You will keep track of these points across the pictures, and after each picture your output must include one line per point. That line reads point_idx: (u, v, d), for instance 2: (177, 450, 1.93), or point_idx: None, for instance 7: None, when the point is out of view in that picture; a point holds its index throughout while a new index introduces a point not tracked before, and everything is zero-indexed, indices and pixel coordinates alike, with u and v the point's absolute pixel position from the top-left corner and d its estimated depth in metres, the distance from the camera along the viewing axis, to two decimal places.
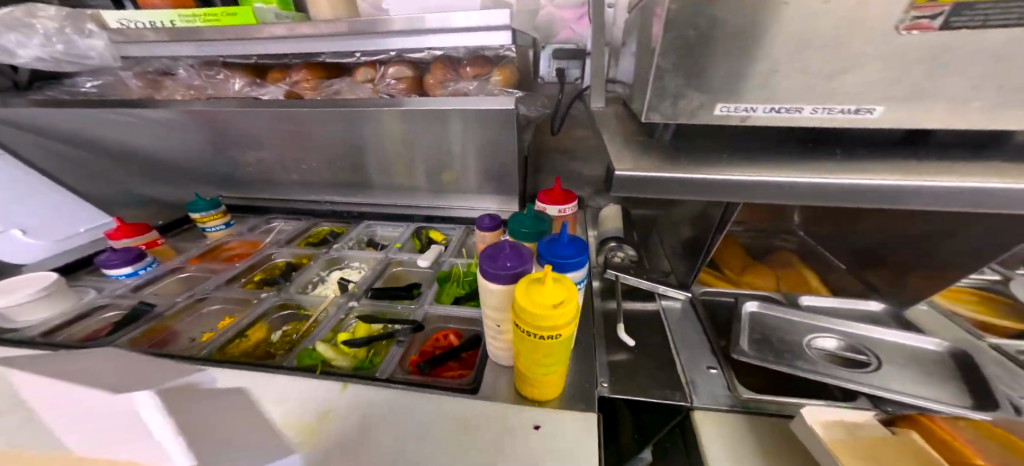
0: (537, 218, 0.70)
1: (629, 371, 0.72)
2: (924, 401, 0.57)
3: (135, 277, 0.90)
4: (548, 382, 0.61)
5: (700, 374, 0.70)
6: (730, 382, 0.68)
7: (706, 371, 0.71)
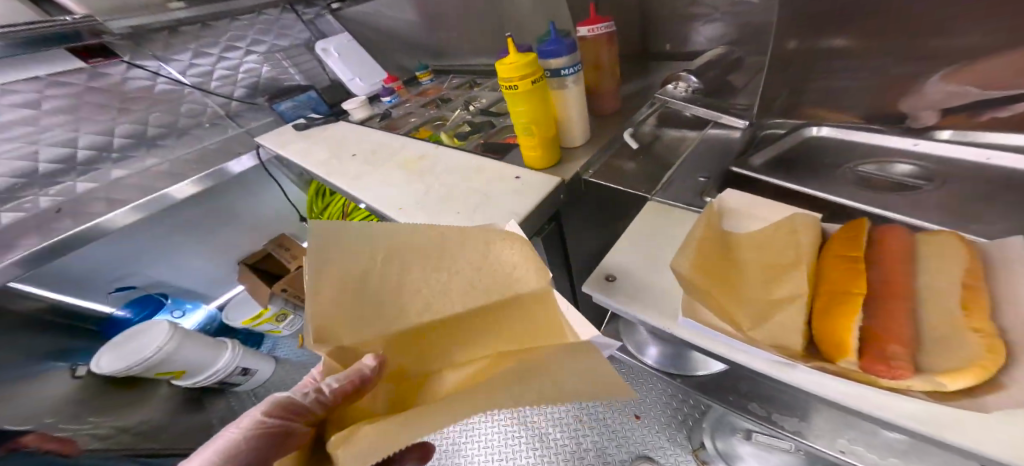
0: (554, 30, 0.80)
1: (620, 170, 0.81)
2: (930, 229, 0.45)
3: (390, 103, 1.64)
4: (538, 147, 0.78)
5: (685, 179, 0.69)
6: (709, 188, 0.66)
7: (693, 177, 0.69)
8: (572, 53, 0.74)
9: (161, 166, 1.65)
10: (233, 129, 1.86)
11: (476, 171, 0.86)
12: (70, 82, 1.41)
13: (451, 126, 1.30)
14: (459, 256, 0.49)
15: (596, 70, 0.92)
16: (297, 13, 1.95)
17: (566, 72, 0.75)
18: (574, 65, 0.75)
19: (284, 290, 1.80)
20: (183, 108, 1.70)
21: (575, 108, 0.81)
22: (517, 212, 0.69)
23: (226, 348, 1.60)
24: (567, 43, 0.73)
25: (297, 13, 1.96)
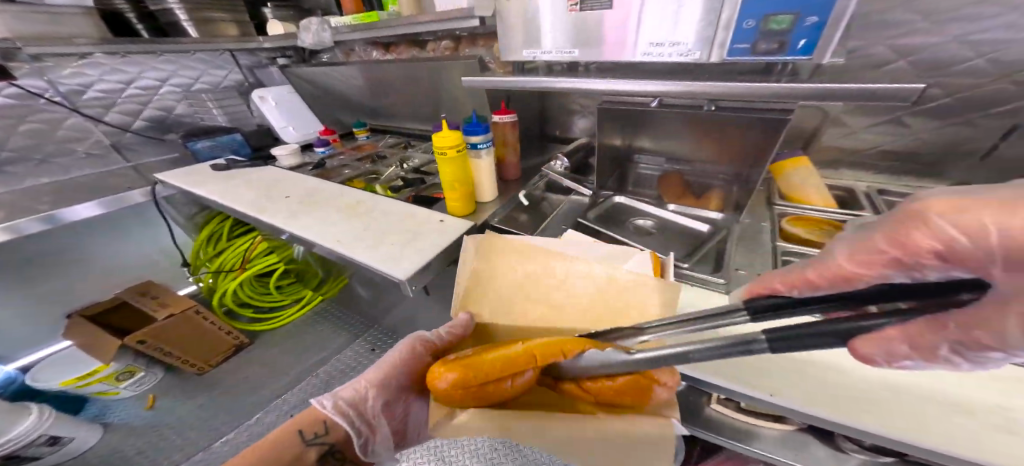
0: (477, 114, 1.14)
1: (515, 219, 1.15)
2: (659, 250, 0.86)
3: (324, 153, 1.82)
4: (459, 198, 1.08)
5: (553, 226, 1.05)
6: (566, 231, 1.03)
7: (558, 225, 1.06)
8: (485, 134, 1.07)
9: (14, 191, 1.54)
10: (119, 163, 1.84)
11: (407, 215, 1.10)
12: None
13: (385, 180, 1.55)
14: (547, 285, 0.67)
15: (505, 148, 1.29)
16: (237, 60, 2.09)
17: (481, 146, 1.08)
18: (487, 142, 1.08)
19: (138, 342, 1.43)
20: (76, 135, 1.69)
21: (487, 172, 1.13)
22: (440, 245, 0.95)
23: (29, 417, 1.24)
24: (482, 128, 1.06)
25: (238, 61, 2.10)
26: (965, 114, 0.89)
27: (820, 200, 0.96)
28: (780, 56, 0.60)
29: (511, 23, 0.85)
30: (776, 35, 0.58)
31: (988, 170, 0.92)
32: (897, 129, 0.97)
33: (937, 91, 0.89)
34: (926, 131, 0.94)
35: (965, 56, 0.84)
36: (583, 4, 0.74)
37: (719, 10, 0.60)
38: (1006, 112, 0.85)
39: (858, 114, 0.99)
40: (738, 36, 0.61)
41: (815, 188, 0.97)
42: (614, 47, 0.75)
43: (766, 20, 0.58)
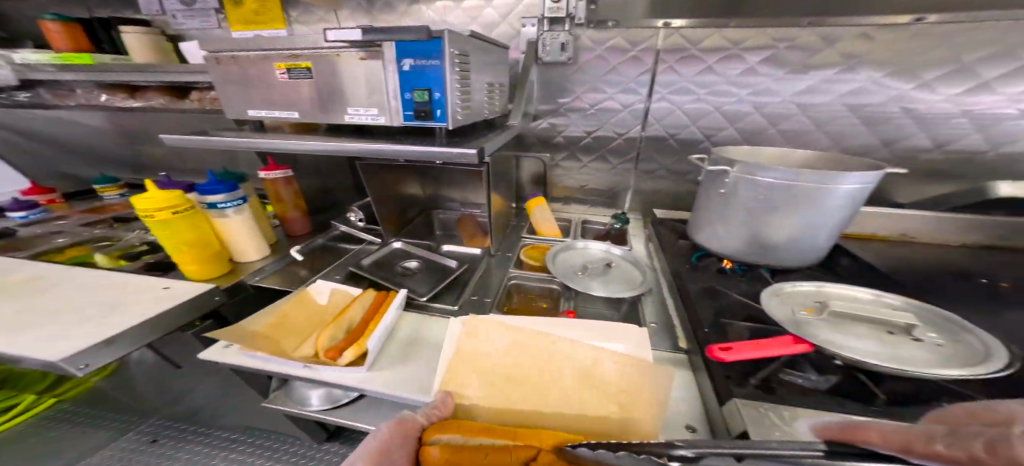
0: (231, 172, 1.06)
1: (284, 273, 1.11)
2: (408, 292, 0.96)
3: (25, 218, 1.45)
4: (193, 262, 0.99)
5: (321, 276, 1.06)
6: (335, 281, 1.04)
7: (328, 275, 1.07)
8: (229, 193, 1.00)
9: None
10: None
11: (115, 288, 0.94)
12: None
13: (117, 248, 1.26)
14: (545, 358, 0.62)
15: (282, 205, 1.20)
16: None
17: (224, 206, 1.00)
18: (231, 201, 1.00)
19: None
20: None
21: (240, 232, 1.06)
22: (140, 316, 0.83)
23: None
24: (224, 187, 0.98)
25: None
26: (620, 158, 1.31)
27: (551, 230, 1.24)
28: (431, 122, 0.70)
29: (219, 85, 0.78)
30: (423, 104, 0.68)
31: (642, 198, 1.36)
32: (592, 172, 1.36)
33: (603, 144, 1.30)
34: (606, 173, 1.35)
35: (608, 121, 1.26)
36: (289, 74, 0.73)
37: (374, 86, 0.70)
38: (637, 157, 1.29)
39: (569, 161, 1.37)
40: (403, 104, 0.70)
41: (549, 222, 1.25)
42: (322, 115, 0.76)
43: (415, 93, 0.68)
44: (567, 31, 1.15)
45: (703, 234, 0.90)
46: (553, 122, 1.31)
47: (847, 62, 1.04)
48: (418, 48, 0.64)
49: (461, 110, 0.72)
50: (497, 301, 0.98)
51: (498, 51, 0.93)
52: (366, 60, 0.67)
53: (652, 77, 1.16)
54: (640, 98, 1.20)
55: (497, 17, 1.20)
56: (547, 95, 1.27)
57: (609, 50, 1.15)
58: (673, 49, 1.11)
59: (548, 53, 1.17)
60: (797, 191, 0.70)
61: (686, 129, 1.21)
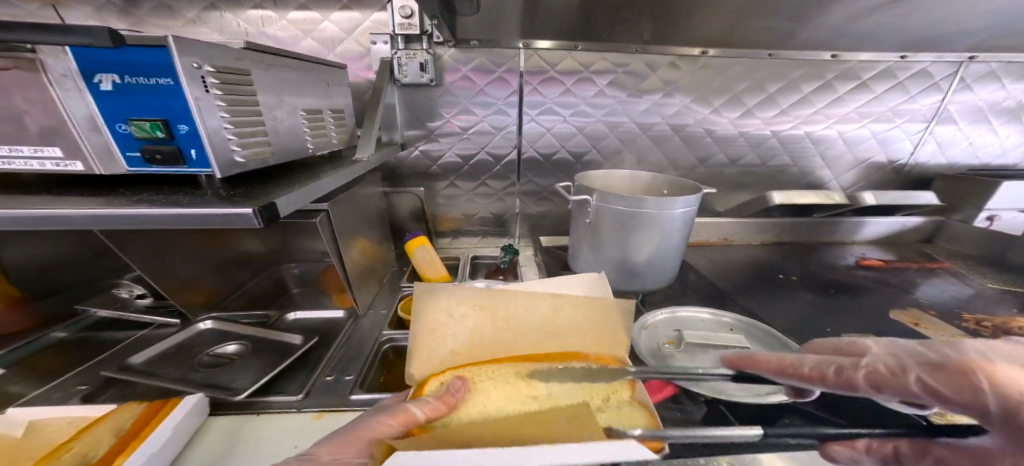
0: None
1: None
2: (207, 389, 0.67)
3: None
4: None
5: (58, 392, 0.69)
6: (86, 394, 0.67)
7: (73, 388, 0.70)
8: None
9: None
10: None
11: None
12: None
13: None
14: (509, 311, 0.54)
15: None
16: None
17: None
18: None
19: None
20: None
21: None
22: None
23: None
24: None
25: None
26: (501, 184, 1.22)
27: (436, 274, 1.06)
28: (182, 167, 0.48)
29: None
30: (159, 143, 0.46)
31: (530, 224, 1.29)
32: (476, 202, 1.24)
33: (483, 171, 1.20)
34: (491, 202, 1.25)
35: (484, 147, 1.17)
36: None
37: (44, 114, 0.44)
38: (519, 182, 1.22)
39: (449, 191, 1.23)
40: (122, 142, 0.47)
41: (435, 264, 1.07)
42: None
43: (134, 125, 0.45)
44: (425, 49, 1.02)
45: (577, 266, 0.85)
46: (425, 149, 1.16)
47: (666, 87, 1.14)
48: (118, 57, 0.42)
49: (236, 147, 0.51)
50: (364, 374, 0.74)
51: (323, 69, 0.75)
52: (8, 71, 0.42)
53: (520, 99, 1.11)
54: (512, 120, 1.13)
55: (339, 31, 1.02)
56: (412, 120, 1.12)
57: (472, 72, 1.07)
58: (535, 71, 1.08)
59: (406, 74, 1.04)
60: (647, 216, 0.69)
61: (559, 151, 1.19)
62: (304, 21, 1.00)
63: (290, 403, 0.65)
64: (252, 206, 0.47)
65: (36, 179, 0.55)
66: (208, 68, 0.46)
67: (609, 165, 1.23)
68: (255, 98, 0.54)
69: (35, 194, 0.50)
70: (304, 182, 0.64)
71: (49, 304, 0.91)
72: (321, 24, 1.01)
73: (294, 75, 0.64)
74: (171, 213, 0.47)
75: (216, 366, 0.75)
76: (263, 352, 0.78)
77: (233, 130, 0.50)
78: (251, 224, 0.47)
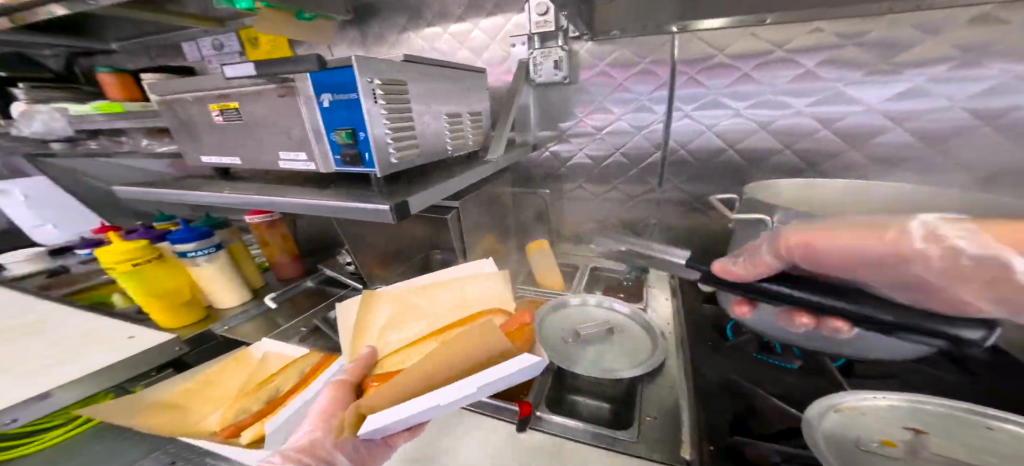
0: (209, 217, 1.02)
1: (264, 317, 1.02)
2: None
3: (89, 255, 1.41)
4: (163, 311, 0.90)
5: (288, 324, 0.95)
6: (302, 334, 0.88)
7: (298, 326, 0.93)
8: (198, 240, 0.89)
9: None
10: None
11: (73, 338, 0.86)
12: None
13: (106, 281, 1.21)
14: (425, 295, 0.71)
15: (270, 250, 1.15)
16: None
17: (191, 254, 0.89)
18: (202, 249, 0.89)
19: None
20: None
21: (213, 279, 0.95)
22: (90, 368, 0.75)
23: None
24: (195, 234, 0.88)
25: None
26: (636, 189, 1.09)
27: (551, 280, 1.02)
28: (361, 168, 0.58)
29: (173, 131, 0.75)
30: (348, 147, 0.56)
31: (666, 238, 1.12)
32: (604, 208, 1.15)
33: (615, 174, 1.09)
34: (622, 210, 1.13)
35: (620, 148, 1.06)
36: (222, 116, 0.65)
37: (300, 129, 0.59)
38: (659, 188, 1.06)
39: (576, 194, 1.17)
40: (331, 149, 0.58)
41: (552, 270, 1.04)
42: (264, 161, 0.66)
43: (338, 134, 0.56)
44: (560, 46, 1.00)
45: (729, 303, 0.67)
46: (555, 149, 1.14)
47: (955, 56, 0.73)
48: (335, 80, 0.52)
49: (393, 151, 0.58)
50: None
51: (466, 76, 0.81)
52: (285, 98, 0.57)
53: (670, 92, 0.95)
54: (657, 118, 0.99)
55: (486, 39, 1.09)
56: (545, 120, 1.12)
57: (610, 66, 0.98)
58: (695, 59, 0.90)
59: (541, 74, 1.03)
60: (870, 249, 0.46)
61: (723, 152, 0.96)
62: (458, 35, 1.12)
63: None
64: (390, 204, 0.53)
65: (289, 175, 0.78)
66: (378, 82, 0.53)
67: (807, 172, 0.90)
68: (408, 103, 0.61)
69: (290, 186, 0.71)
70: (439, 181, 0.69)
71: (307, 262, 1.29)
72: (471, 35, 1.10)
73: (444, 86, 0.71)
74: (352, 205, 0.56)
75: None
76: None
77: (390, 134, 0.57)
78: (391, 220, 0.53)
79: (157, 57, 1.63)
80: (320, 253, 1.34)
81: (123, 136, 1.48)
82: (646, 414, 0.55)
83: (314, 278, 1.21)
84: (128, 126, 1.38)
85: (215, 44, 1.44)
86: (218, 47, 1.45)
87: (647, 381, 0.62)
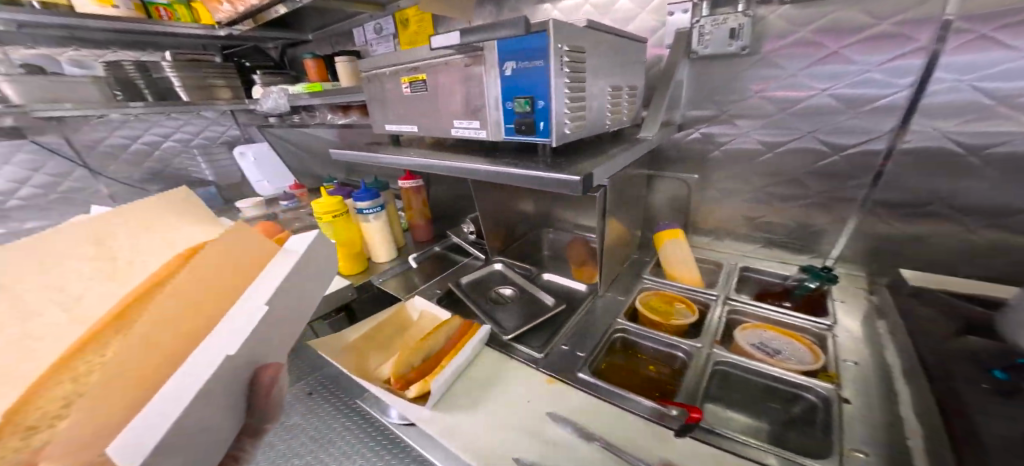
0: (377, 181, 1.24)
1: (408, 275, 1.15)
2: (484, 318, 0.84)
3: (287, 206, 1.80)
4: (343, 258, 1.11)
5: (428, 288, 1.05)
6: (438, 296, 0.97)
7: (435, 288, 1.04)
8: (373, 199, 1.10)
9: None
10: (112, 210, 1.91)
11: None
12: None
13: (297, 229, 1.53)
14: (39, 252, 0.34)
15: (412, 211, 1.32)
16: (234, 117, 2.22)
17: (368, 211, 1.10)
18: (374, 207, 1.10)
19: None
20: (49, 179, 1.72)
21: (378, 233, 1.15)
22: None
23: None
24: (370, 194, 1.09)
25: (235, 117, 2.22)
26: (829, 184, 0.87)
27: (681, 273, 0.89)
28: (533, 137, 0.59)
29: (370, 102, 0.94)
30: (525, 115, 0.60)
31: (865, 247, 0.87)
32: (772, 203, 0.95)
33: (805, 163, 0.88)
34: (795, 207, 0.92)
35: (816, 129, 0.85)
36: (412, 87, 0.79)
37: (477, 97, 0.65)
38: (878, 182, 0.81)
39: (731, 183, 0.99)
40: (505, 117, 0.63)
41: (686, 264, 0.89)
42: (439, 128, 0.77)
43: (518, 103, 0.59)
44: (740, 12, 0.83)
45: None
46: (708, 131, 0.98)
47: None
48: (523, 46, 0.55)
49: (567, 122, 0.58)
50: (593, 354, 0.72)
51: (631, 48, 0.74)
52: (470, 66, 0.63)
53: (931, 60, 0.69)
54: (899, 92, 0.74)
55: (633, 8, 0.98)
56: (703, 98, 0.96)
57: (818, 32, 0.78)
58: (992, 10, 0.63)
59: (709, 44, 0.88)
60: None
61: (1013, 140, 0.68)
62: (601, 6, 1.03)
63: (534, 358, 0.73)
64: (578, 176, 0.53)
65: (453, 148, 0.86)
66: (565, 47, 0.54)
67: None
68: (585, 69, 0.59)
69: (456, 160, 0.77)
70: (604, 156, 0.66)
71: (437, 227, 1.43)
72: (617, 5, 1.00)
73: (611, 57, 0.66)
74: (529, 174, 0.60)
75: (495, 300, 0.93)
76: (525, 302, 0.91)
77: (568, 101, 0.57)
78: (579, 191, 0.54)
79: (332, 45, 1.95)
80: (447, 221, 1.46)
81: (315, 110, 1.87)
82: (852, 448, 0.46)
83: (440, 245, 1.32)
84: (314, 101, 1.69)
85: (375, 28, 1.66)
86: (377, 31, 1.67)
87: (845, 411, 0.51)
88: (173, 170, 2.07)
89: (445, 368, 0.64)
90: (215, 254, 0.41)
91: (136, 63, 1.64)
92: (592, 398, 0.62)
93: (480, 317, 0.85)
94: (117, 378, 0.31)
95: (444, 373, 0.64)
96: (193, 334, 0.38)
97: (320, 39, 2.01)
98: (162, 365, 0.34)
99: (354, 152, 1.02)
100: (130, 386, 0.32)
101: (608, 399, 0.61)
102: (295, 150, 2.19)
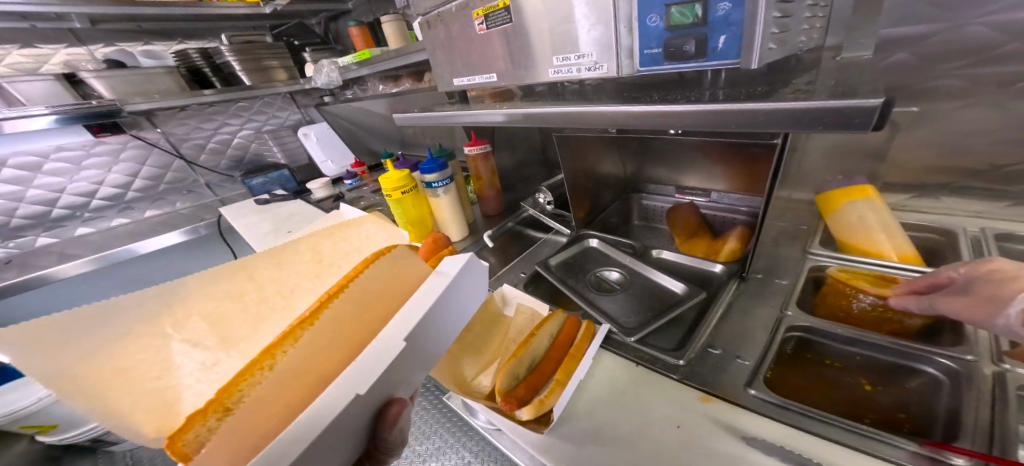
0: (442, 148, 1.09)
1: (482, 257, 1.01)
2: (592, 311, 0.67)
3: (352, 185, 1.76)
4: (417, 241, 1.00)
5: (511, 273, 0.89)
6: (526, 282, 0.82)
7: (518, 272, 0.88)
8: (441, 171, 0.95)
9: (129, 224, 1.83)
10: (208, 197, 2.07)
11: None
12: (78, 148, 1.64)
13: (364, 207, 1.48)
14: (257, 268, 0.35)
15: (480, 182, 1.15)
16: (295, 101, 2.23)
17: (436, 185, 0.96)
18: (442, 180, 0.96)
19: None
20: (156, 172, 1.87)
21: (448, 210, 1.01)
22: None
23: None
24: (438, 164, 0.95)
25: (295, 101, 2.23)
26: None
27: (893, 250, 0.62)
28: (700, 62, 0.40)
29: (432, 54, 0.76)
30: (687, 30, 0.39)
31: None
32: None
33: None
34: None
35: None
36: (487, 22, 0.61)
37: (597, 13, 0.46)
38: None
39: (963, 123, 0.63)
40: (645, 38, 0.43)
41: (882, 232, 0.63)
42: (528, 73, 0.60)
43: (670, 11, 0.40)
44: None
45: None
46: (922, 53, 0.61)
47: None
48: None
49: (772, 33, 0.37)
50: (762, 358, 0.51)
51: None
52: None
53: None
54: None
55: None
56: (919, 5, 0.59)
57: None
58: None
59: None
60: None
61: None
62: None
63: (672, 366, 0.55)
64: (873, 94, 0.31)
65: (543, 98, 0.66)
66: None
67: None
68: None
69: (557, 114, 0.60)
70: (802, 87, 0.44)
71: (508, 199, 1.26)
72: None
73: None
74: (679, 109, 0.45)
75: (602, 287, 0.75)
76: (643, 288, 0.72)
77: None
78: (858, 129, 0.33)
79: (374, 11, 1.76)
80: (519, 192, 1.27)
81: (368, 83, 1.75)
82: None
83: (513, 220, 1.14)
84: (364, 72, 1.55)
85: None
86: None
87: None
88: (253, 156, 2.16)
89: (567, 384, 0.51)
90: (381, 270, 0.36)
91: (198, 50, 1.67)
92: (774, 425, 0.43)
93: (587, 309, 0.68)
94: (290, 381, 0.29)
95: (564, 393, 0.51)
96: (356, 347, 0.33)
97: (360, 8, 1.83)
98: (326, 372, 0.31)
99: (416, 114, 0.89)
100: (297, 390, 0.30)
101: (805, 429, 0.42)
102: (353, 128, 2.13)
